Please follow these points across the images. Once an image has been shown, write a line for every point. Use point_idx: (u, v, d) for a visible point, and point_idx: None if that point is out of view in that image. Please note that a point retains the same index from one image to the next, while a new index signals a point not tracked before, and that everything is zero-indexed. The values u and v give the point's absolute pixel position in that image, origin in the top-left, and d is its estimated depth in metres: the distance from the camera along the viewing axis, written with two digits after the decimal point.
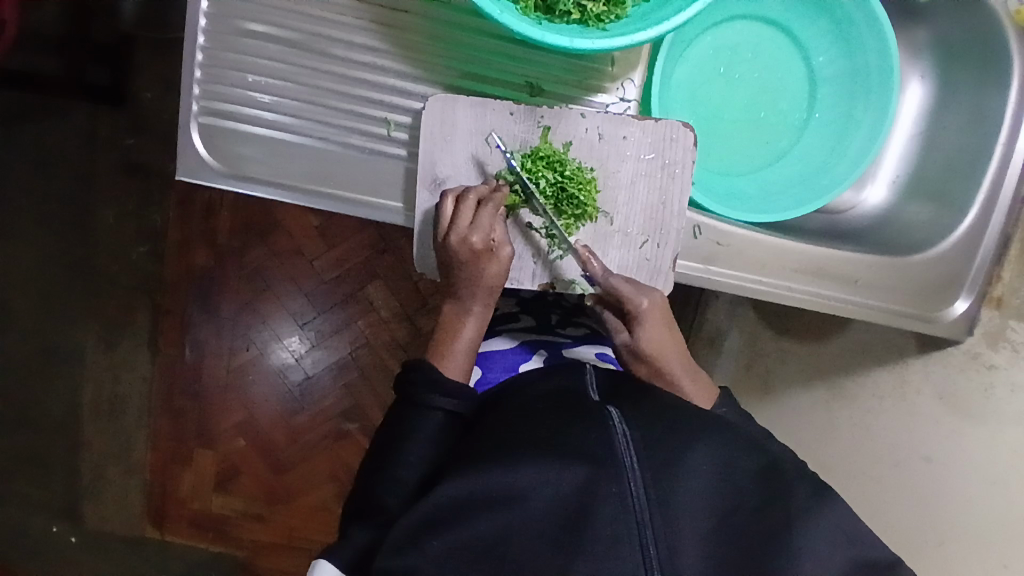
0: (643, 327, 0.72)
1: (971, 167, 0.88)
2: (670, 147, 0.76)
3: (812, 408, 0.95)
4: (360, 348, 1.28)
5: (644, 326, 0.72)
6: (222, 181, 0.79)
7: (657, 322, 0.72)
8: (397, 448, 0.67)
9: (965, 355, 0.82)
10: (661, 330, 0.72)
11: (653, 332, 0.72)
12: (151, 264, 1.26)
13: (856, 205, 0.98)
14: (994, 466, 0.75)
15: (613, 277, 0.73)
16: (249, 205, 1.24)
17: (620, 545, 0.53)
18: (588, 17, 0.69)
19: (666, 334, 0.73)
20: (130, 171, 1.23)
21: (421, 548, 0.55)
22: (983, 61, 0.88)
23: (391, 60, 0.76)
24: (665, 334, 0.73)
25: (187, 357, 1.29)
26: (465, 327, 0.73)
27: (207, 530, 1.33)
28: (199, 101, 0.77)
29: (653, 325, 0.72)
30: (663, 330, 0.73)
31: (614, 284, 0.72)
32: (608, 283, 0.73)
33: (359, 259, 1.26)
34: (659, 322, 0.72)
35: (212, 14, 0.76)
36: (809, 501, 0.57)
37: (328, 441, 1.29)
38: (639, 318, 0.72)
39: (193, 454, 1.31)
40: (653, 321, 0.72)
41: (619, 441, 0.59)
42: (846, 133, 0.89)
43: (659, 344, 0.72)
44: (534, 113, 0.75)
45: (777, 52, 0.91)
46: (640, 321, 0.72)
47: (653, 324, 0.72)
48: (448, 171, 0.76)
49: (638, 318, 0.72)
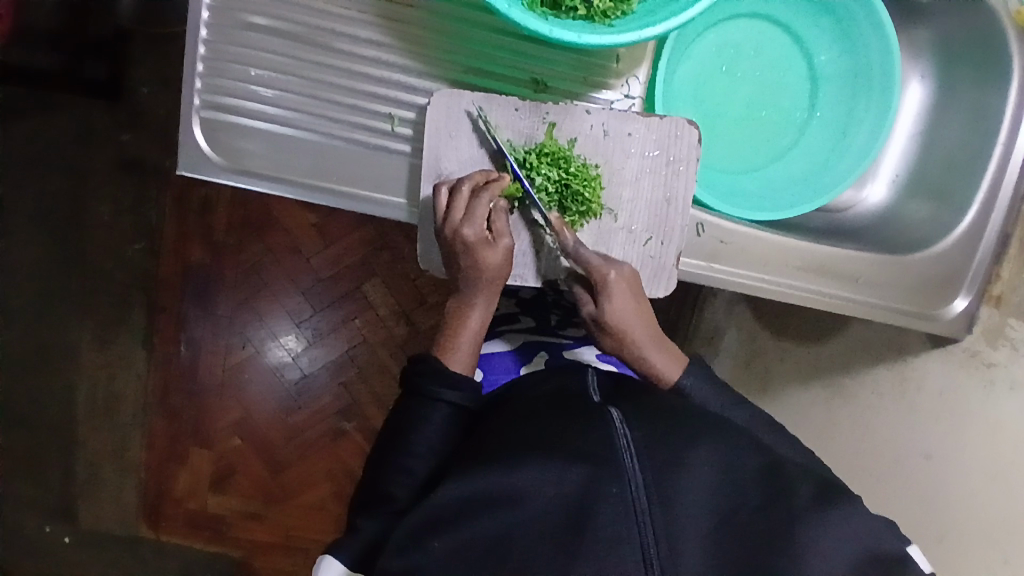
0: (609, 297, 0.72)
1: (972, 164, 0.89)
2: (675, 144, 0.76)
3: (810, 406, 0.96)
4: (357, 346, 1.27)
5: (610, 297, 0.72)
6: (224, 176, 0.78)
7: (625, 292, 0.72)
8: (401, 442, 0.67)
9: (965, 353, 0.82)
10: (628, 300, 0.72)
11: (619, 302, 0.72)
12: (147, 262, 1.26)
13: (858, 203, 0.99)
14: (995, 464, 0.75)
15: (585, 248, 0.73)
16: (246, 202, 1.23)
17: (620, 544, 0.53)
18: (594, 13, 0.69)
19: (632, 305, 0.73)
20: (125, 168, 1.23)
21: (422, 549, 0.55)
22: (983, 60, 0.89)
23: (395, 54, 0.76)
24: (632, 305, 0.73)
25: (184, 354, 1.28)
26: (471, 316, 0.74)
27: (203, 529, 1.32)
28: (201, 95, 0.77)
29: (620, 297, 0.72)
30: (630, 301, 0.73)
31: (583, 254, 0.72)
32: (578, 252, 0.72)
33: (357, 257, 1.25)
34: (626, 294, 0.72)
35: (213, 7, 0.75)
36: (811, 498, 0.56)
37: (325, 439, 1.29)
38: (605, 289, 0.72)
39: (189, 453, 1.30)
40: (619, 292, 0.72)
41: (620, 443, 0.58)
42: (848, 131, 0.90)
43: (624, 314, 0.72)
44: (539, 109, 0.75)
45: (779, 50, 0.91)
46: (607, 293, 0.72)
47: (620, 295, 0.72)
48: (452, 166, 0.75)
49: (605, 290, 0.72)
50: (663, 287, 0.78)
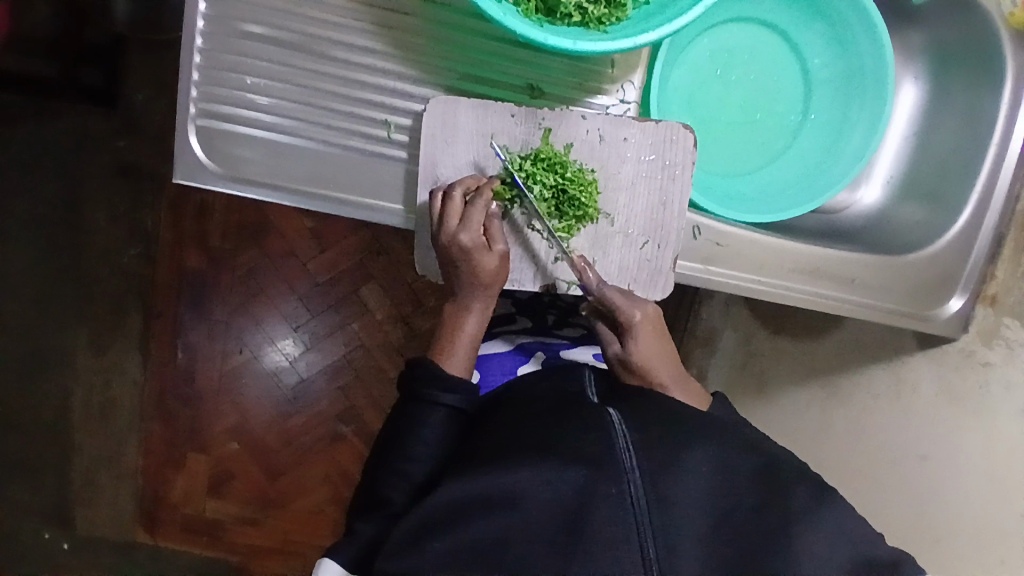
0: (635, 339, 0.72)
1: (965, 166, 0.89)
2: (670, 149, 0.76)
3: (807, 406, 0.96)
4: (354, 350, 1.27)
5: (636, 338, 0.72)
6: (221, 184, 0.78)
7: (650, 333, 0.73)
8: (399, 447, 0.67)
9: (961, 353, 0.83)
10: (654, 342, 0.73)
11: (644, 343, 0.72)
12: (143, 268, 1.25)
13: (852, 204, 1.00)
14: (992, 463, 0.75)
15: (607, 286, 0.74)
16: (242, 207, 1.23)
17: (620, 546, 0.53)
18: (589, 19, 0.69)
19: (658, 348, 0.73)
20: (121, 174, 1.23)
21: (421, 550, 0.55)
22: (976, 62, 0.89)
23: (391, 61, 0.76)
24: (658, 347, 0.73)
25: (180, 358, 1.27)
26: (467, 323, 0.74)
27: (201, 534, 1.31)
28: (197, 103, 0.77)
29: (645, 338, 0.72)
30: (656, 344, 0.73)
31: (607, 293, 0.73)
32: (602, 292, 0.73)
33: (353, 261, 1.25)
34: (652, 336, 0.73)
35: (209, 16, 0.75)
36: (808, 502, 0.56)
37: (323, 444, 1.29)
38: (631, 330, 0.72)
39: (186, 458, 1.29)
40: (645, 334, 0.73)
41: (619, 444, 0.58)
42: (842, 134, 0.90)
43: (650, 356, 0.72)
44: (535, 115, 0.76)
45: (773, 53, 0.91)
46: (633, 334, 0.72)
47: (645, 336, 0.73)
48: (449, 172, 0.76)
49: (631, 331, 0.72)
50: (660, 291, 0.78)
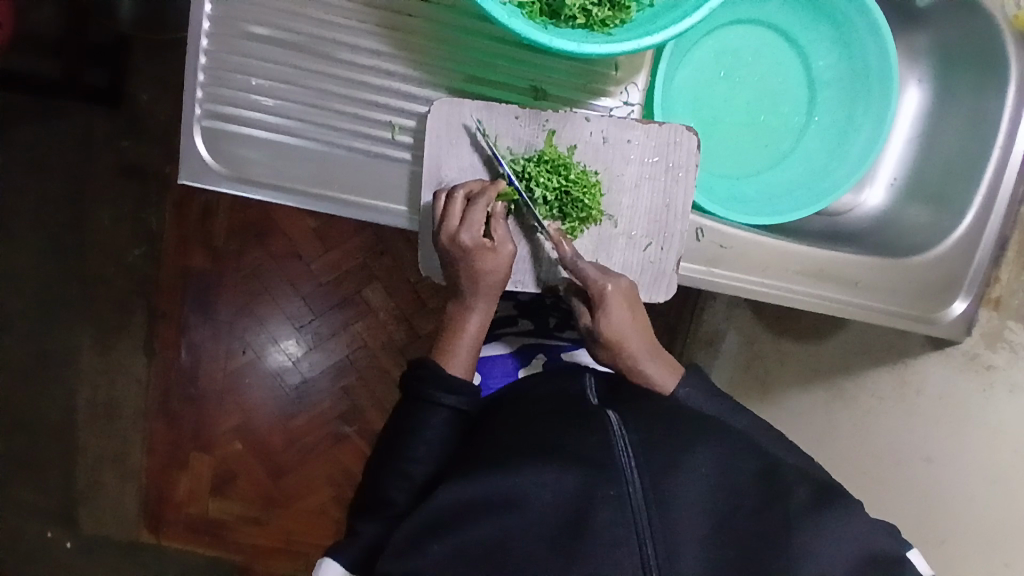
0: (606, 311, 0.72)
1: (970, 169, 0.89)
2: (674, 151, 0.77)
3: (810, 409, 0.96)
4: (357, 351, 1.27)
5: (607, 311, 0.72)
6: (226, 184, 0.78)
7: (621, 306, 0.72)
8: (401, 448, 0.68)
9: (964, 356, 0.83)
10: (626, 313, 0.72)
11: (615, 316, 0.72)
12: (147, 268, 1.26)
13: (856, 207, 0.99)
14: (995, 467, 0.75)
15: (582, 261, 0.73)
16: (246, 207, 1.24)
17: (620, 547, 0.53)
18: (593, 21, 0.70)
19: (629, 320, 0.73)
20: (126, 174, 1.23)
21: (421, 552, 0.55)
22: (981, 64, 0.89)
23: (396, 63, 0.76)
24: (629, 319, 0.73)
25: (184, 360, 1.28)
26: (468, 323, 0.74)
27: (204, 534, 1.32)
28: (202, 104, 0.77)
29: (617, 311, 0.72)
30: (628, 316, 0.72)
31: (580, 268, 0.72)
32: (575, 266, 0.72)
33: (357, 262, 1.25)
34: (624, 308, 0.72)
35: (215, 17, 0.75)
36: (810, 504, 0.56)
37: (326, 444, 1.29)
38: (602, 303, 0.72)
39: (190, 458, 1.30)
40: (617, 307, 0.72)
41: (618, 445, 0.59)
42: (846, 136, 0.90)
43: (620, 329, 0.72)
44: (539, 116, 0.75)
45: (778, 55, 0.91)
46: (604, 308, 0.72)
47: (617, 310, 0.72)
48: (453, 174, 0.76)
49: (602, 303, 0.72)
50: (664, 293, 0.79)
